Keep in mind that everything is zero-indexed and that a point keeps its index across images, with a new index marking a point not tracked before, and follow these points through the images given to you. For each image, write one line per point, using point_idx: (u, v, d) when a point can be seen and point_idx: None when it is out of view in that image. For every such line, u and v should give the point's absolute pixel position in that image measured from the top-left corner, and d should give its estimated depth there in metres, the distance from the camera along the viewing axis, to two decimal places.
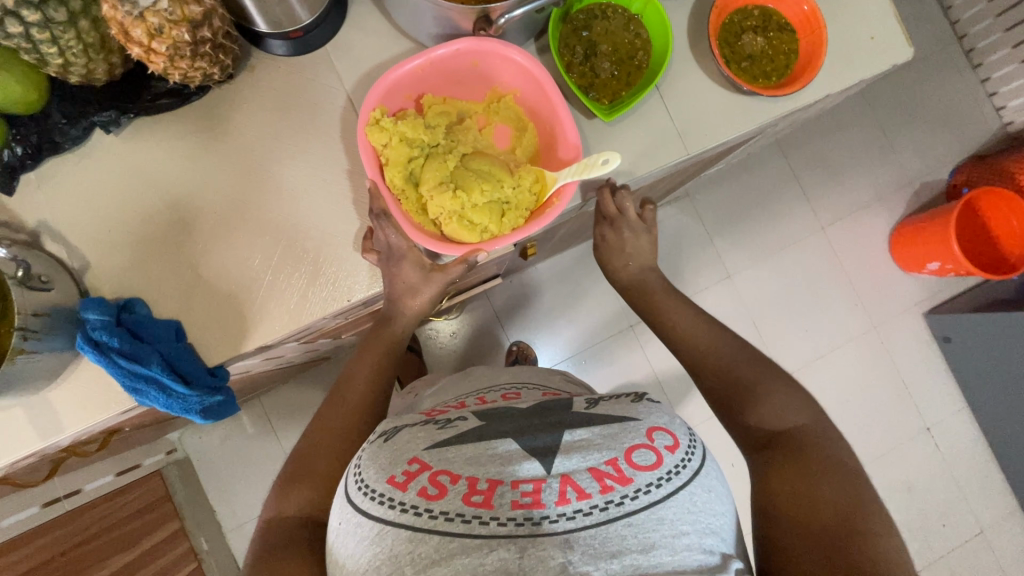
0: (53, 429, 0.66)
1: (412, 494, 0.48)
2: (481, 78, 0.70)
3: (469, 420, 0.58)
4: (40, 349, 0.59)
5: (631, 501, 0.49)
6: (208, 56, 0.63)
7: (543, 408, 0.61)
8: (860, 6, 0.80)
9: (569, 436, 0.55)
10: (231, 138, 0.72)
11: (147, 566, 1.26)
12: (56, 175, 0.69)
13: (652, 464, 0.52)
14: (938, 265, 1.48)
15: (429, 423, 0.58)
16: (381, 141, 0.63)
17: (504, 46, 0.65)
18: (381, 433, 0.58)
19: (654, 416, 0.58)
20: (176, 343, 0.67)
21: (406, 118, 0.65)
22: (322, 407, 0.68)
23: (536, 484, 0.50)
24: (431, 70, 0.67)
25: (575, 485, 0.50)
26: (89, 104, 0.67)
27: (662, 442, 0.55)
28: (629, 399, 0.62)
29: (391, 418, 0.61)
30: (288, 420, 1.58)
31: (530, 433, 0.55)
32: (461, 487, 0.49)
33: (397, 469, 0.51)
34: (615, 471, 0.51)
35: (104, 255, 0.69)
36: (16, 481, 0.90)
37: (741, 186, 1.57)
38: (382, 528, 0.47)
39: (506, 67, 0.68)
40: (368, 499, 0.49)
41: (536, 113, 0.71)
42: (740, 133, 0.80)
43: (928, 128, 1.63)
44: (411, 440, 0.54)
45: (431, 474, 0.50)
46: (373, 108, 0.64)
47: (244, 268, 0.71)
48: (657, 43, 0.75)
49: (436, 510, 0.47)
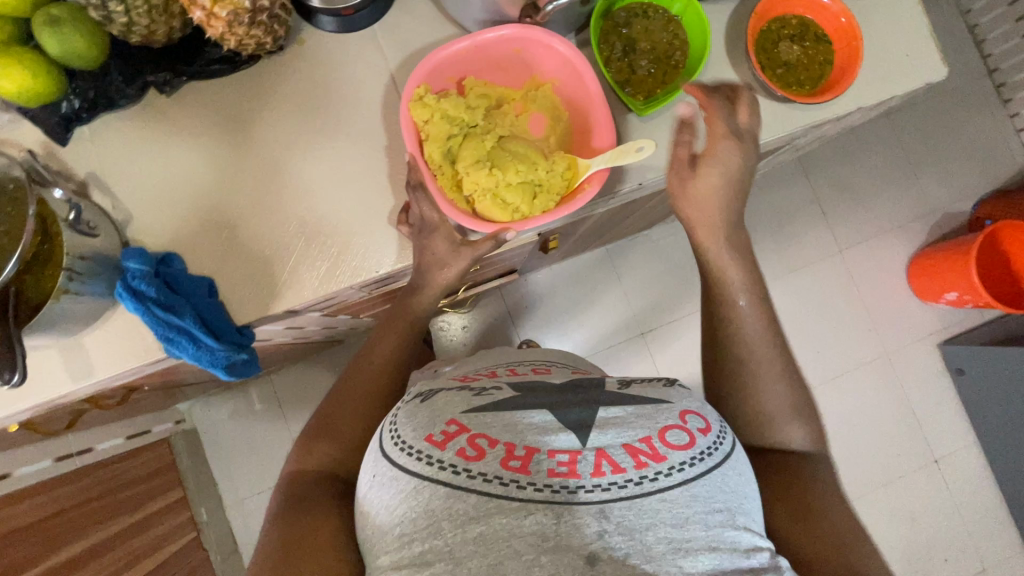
0: (84, 372, 0.69)
1: (450, 454, 0.51)
2: (522, 65, 0.72)
3: (504, 390, 0.61)
4: (83, 291, 0.62)
5: (665, 478, 0.51)
6: (264, 25, 0.66)
7: (573, 385, 0.63)
8: (897, 24, 0.82)
9: (605, 412, 0.57)
10: (276, 107, 0.74)
11: (149, 530, 1.28)
12: (109, 131, 0.72)
13: (685, 444, 0.54)
14: (956, 295, 1.47)
15: (465, 389, 0.61)
16: (423, 117, 0.66)
17: (547, 34, 0.67)
18: (416, 395, 0.61)
19: (687, 400, 0.61)
20: (208, 298, 0.69)
21: (448, 97, 0.68)
22: (350, 365, 0.72)
23: (572, 455, 0.52)
24: (475, 53, 0.69)
25: (610, 458, 0.52)
26: (146, 64, 0.70)
27: (695, 424, 0.57)
28: (661, 384, 0.64)
29: (426, 383, 0.64)
30: (296, 400, 1.60)
31: (565, 407, 0.57)
32: (499, 451, 0.52)
33: (436, 428, 0.54)
34: (650, 449, 0.53)
35: (145, 210, 0.72)
36: (39, 428, 0.93)
37: (761, 202, 1.58)
38: (419, 483, 0.50)
39: (548, 55, 0.70)
40: (406, 455, 0.52)
41: (573, 103, 0.72)
42: (771, 139, 0.81)
43: (953, 159, 1.63)
44: (450, 403, 0.57)
45: (470, 436, 0.53)
46: (417, 85, 0.66)
47: (279, 233, 0.73)
48: (695, 44, 0.77)
49: (473, 470, 0.50)
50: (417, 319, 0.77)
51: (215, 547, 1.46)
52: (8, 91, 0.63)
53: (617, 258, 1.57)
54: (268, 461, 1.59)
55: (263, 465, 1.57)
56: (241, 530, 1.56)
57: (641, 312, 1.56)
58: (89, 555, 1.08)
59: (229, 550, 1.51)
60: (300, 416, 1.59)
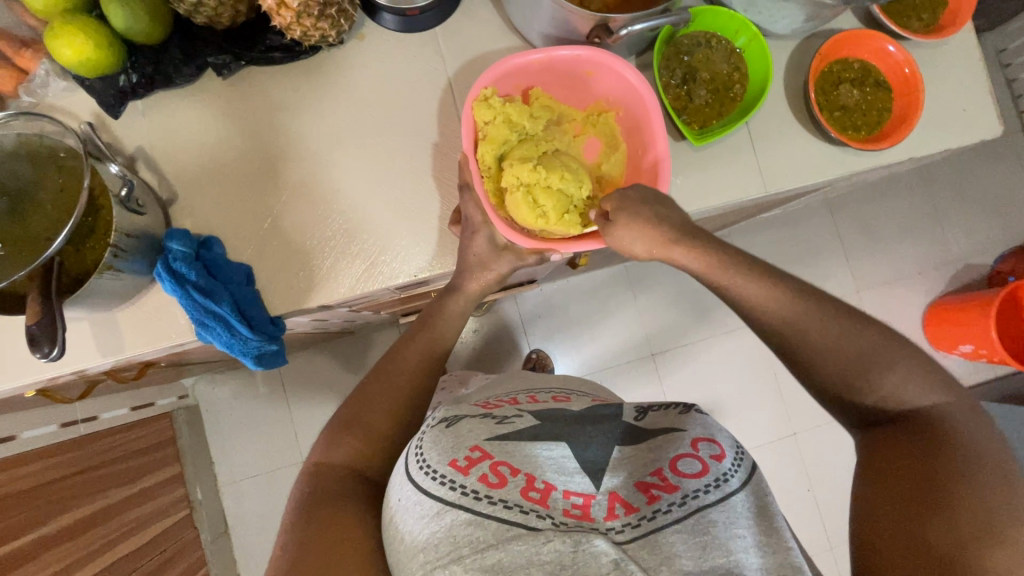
0: (114, 349, 0.69)
1: (473, 479, 0.50)
2: (590, 88, 0.72)
3: (524, 419, 0.59)
4: (124, 268, 0.61)
5: (679, 508, 0.49)
6: (331, 18, 0.65)
7: (591, 415, 0.61)
8: (956, 76, 0.81)
9: (620, 450, 0.56)
10: (329, 99, 0.74)
11: (142, 505, 1.26)
12: (160, 106, 0.72)
13: (699, 472, 0.52)
14: (970, 348, 1.46)
15: (487, 416, 0.59)
16: (485, 118, 0.65)
17: (620, 62, 0.66)
18: (442, 419, 0.59)
19: (705, 427, 0.58)
20: (246, 286, 0.69)
21: (514, 105, 0.67)
22: (375, 371, 0.70)
23: (586, 500, 0.51)
24: (547, 66, 0.68)
25: (622, 500, 0.50)
26: (206, 45, 0.70)
27: (709, 451, 0.54)
28: (678, 408, 0.62)
29: (451, 407, 0.62)
30: (300, 388, 1.55)
31: (582, 439, 0.56)
32: (519, 480, 0.50)
33: (459, 453, 0.52)
34: (661, 481, 0.51)
35: (190, 191, 0.72)
36: (54, 394, 0.91)
37: (785, 236, 1.57)
38: (441, 508, 0.48)
39: (619, 83, 0.69)
40: (429, 478, 0.50)
41: (632, 135, 0.72)
42: (820, 180, 0.80)
43: (984, 209, 1.60)
44: (472, 430, 0.56)
45: (492, 463, 0.51)
46: (485, 87, 0.65)
47: (321, 229, 0.72)
48: (755, 79, 0.76)
49: (495, 497, 0.49)
50: (447, 325, 0.76)
51: (206, 528, 1.44)
52: (69, 60, 0.63)
53: (636, 277, 1.55)
54: (264, 445, 1.55)
55: (259, 448, 1.54)
56: (232, 513, 1.53)
57: (655, 333, 1.54)
58: (76, 529, 1.05)
59: (219, 532, 1.48)
60: (303, 402, 1.56)
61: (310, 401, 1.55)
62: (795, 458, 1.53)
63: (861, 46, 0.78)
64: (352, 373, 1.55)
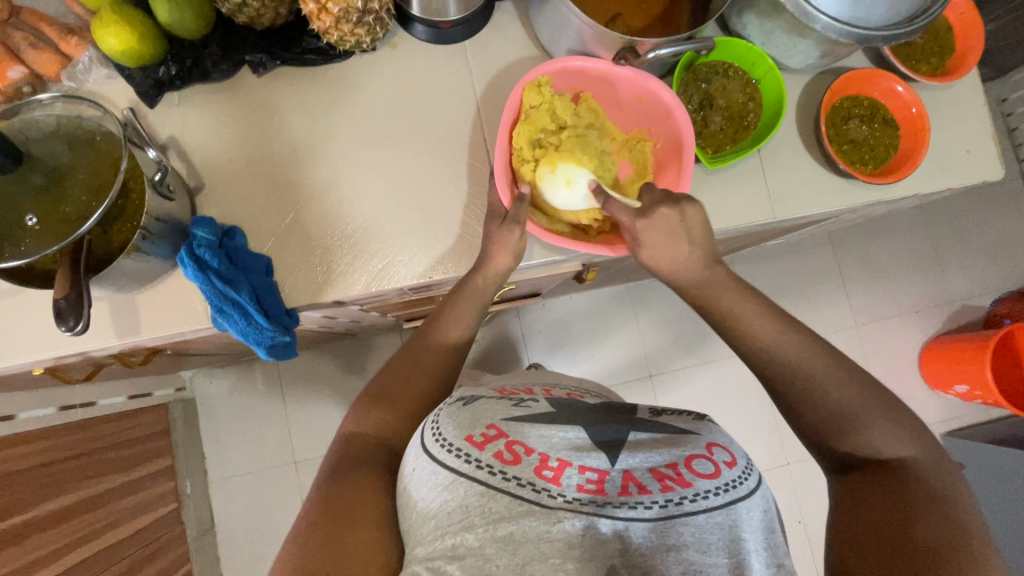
0: (129, 330, 0.70)
1: (489, 455, 0.51)
2: (639, 114, 0.76)
3: (540, 405, 0.59)
4: (150, 251, 0.63)
5: (691, 504, 0.49)
6: (368, 25, 0.68)
7: (604, 407, 0.61)
8: (960, 120, 0.84)
9: (634, 435, 0.56)
10: (358, 100, 0.76)
11: (129, 495, 1.25)
12: (195, 97, 0.74)
13: (711, 474, 0.51)
14: (965, 389, 1.46)
15: (504, 398, 0.59)
16: (532, 102, 0.69)
17: (659, 86, 0.70)
18: (459, 398, 0.59)
19: (715, 433, 0.57)
20: (266, 278, 0.71)
21: (563, 100, 0.71)
22: (392, 365, 0.69)
23: (601, 474, 0.51)
24: (603, 78, 0.72)
25: (637, 481, 0.51)
26: (246, 44, 0.73)
27: (721, 457, 0.53)
28: (690, 414, 0.61)
29: (466, 386, 0.62)
30: (294, 389, 1.56)
31: (596, 424, 0.56)
32: (533, 459, 0.51)
33: (475, 430, 0.53)
34: (676, 474, 0.51)
35: (219, 182, 0.74)
36: (59, 375, 0.92)
37: (786, 266, 1.59)
38: (455, 479, 0.50)
39: (664, 117, 0.73)
40: (445, 450, 0.51)
41: (661, 169, 0.75)
42: (827, 211, 0.82)
43: (980, 253, 1.63)
44: (489, 409, 0.56)
45: (507, 441, 0.52)
46: (542, 74, 0.70)
47: (342, 224, 0.74)
48: (769, 109, 0.79)
49: (509, 473, 0.50)
50: None
51: (190, 524, 1.42)
52: (113, 49, 0.65)
53: (637, 298, 1.57)
54: (254, 444, 1.54)
55: (249, 447, 1.53)
56: (217, 511, 1.51)
57: (652, 353, 1.55)
58: (65, 514, 1.05)
59: (203, 530, 1.46)
60: (300, 401, 1.55)
61: (304, 403, 1.55)
62: (788, 489, 1.51)
63: (870, 84, 0.82)
64: (350, 376, 1.55)
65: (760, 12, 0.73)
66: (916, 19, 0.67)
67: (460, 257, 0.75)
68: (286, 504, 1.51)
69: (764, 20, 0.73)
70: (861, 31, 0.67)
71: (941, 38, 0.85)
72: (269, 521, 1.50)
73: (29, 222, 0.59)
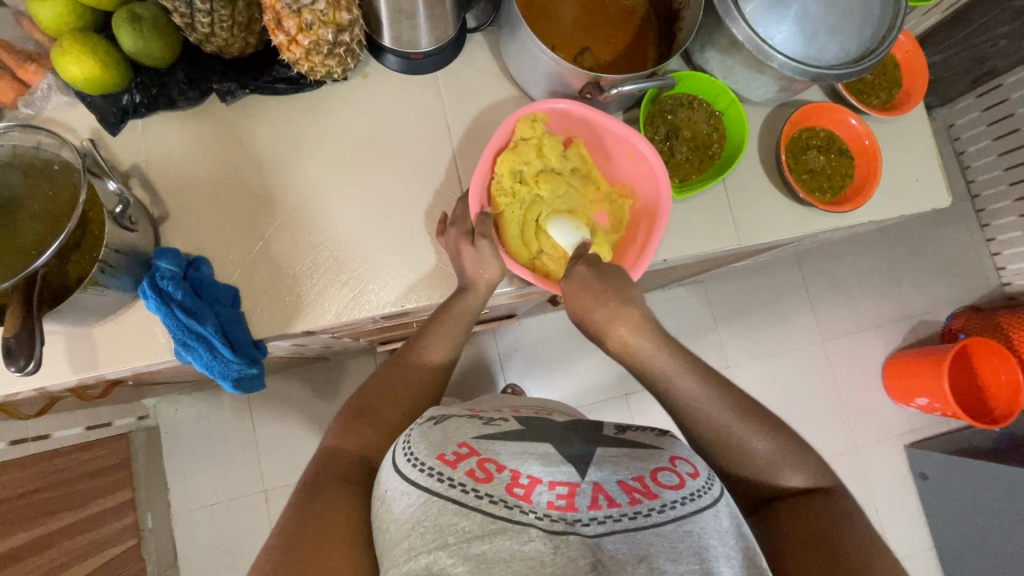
0: (85, 365, 0.68)
1: (461, 473, 0.50)
2: (625, 171, 0.77)
3: (510, 422, 0.59)
4: (109, 284, 0.61)
5: (658, 515, 0.49)
6: (339, 56, 0.68)
7: (568, 423, 0.61)
8: (909, 150, 0.89)
9: (602, 450, 0.56)
10: (330, 129, 0.76)
11: (87, 532, 1.18)
12: (160, 125, 0.73)
13: (676, 485, 0.52)
14: (925, 401, 1.51)
15: (476, 417, 0.59)
16: (521, 133, 0.71)
17: (649, 146, 0.71)
18: (430, 417, 0.59)
19: (677, 447, 0.58)
20: (231, 308, 0.69)
21: (554, 142, 0.73)
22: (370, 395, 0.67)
23: (571, 488, 0.51)
24: (595, 125, 0.74)
25: (606, 494, 0.51)
26: (214, 73, 0.72)
27: (685, 468, 0.54)
28: (653, 430, 0.61)
29: (439, 406, 0.62)
30: (265, 414, 1.51)
31: (564, 440, 0.56)
32: (505, 477, 0.51)
33: (448, 448, 0.53)
34: (642, 487, 0.51)
35: (182, 209, 0.73)
36: (12, 408, 0.88)
37: (755, 284, 1.64)
38: (429, 498, 0.49)
39: (648, 178, 0.75)
40: (417, 470, 0.51)
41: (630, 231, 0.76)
42: (787, 237, 0.86)
43: (933, 271, 1.71)
44: (459, 428, 0.56)
45: (479, 459, 0.52)
46: (539, 110, 0.72)
47: (311, 253, 0.73)
48: (731, 140, 0.82)
49: (481, 491, 0.49)
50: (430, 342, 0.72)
51: (151, 560, 1.35)
52: (74, 76, 0.64)
53: None
54: (222, 472, 1.48)
55: (217, 476, 1.48)
56: (180, 546, 1.45)
57: (627, 371, 1.56)
58: (18, 554, 0.99)
59: (166, 565, 1.40)
60: (269, 427, 1.51)
61: (274, 429, 1.50)
62: None
63: (826, 117, 0.86)
64: (322, 401, 1.52)
65: (721, 48, 0.76)
66: (864, 59, 0.71)
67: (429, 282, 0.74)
68: (255, 534, 1.46)
69: (725, 56, 0.76)
70: (816, 70, 0.70)
71: (890, 74, 0.90)
72: (237, 555, 1.44)
73: None
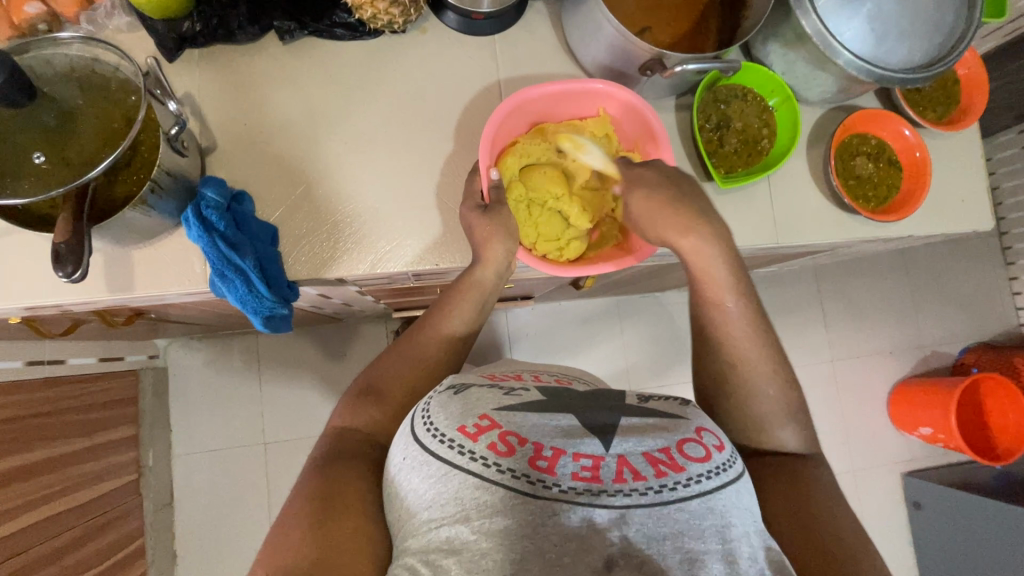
0: (121, 285, 0.69)
1: (482, 446, 0.50)
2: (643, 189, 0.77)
3: (531, 393, 0.59)
4: (154, 207, 0.61)
5: (683, 489, 0.49)
6: (404, 6, 0.67)
7: (591, 393, 0.61)
8: (958, 170, 0.88)
9: (626, 420, 0.55)
10: (382, 78, 0.76)
11: (91, 461, 1.20)
12: (214, 57, 0.73)
13: (702, 457, 0.52)
14: (930, 432, 1.49)
15: (495, 387, 0.59)
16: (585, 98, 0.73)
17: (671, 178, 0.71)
18: (449, 386, 0.59)
19: (701, 418, 0.58)
20: (270, 247, 0.70)
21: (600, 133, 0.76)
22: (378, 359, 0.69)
23: (595, 461, 0.50)
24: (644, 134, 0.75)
25: (631, 466, 0.50)
26: (275, 10, 0.72)
27: (711, 440, 0.54)
28: (675, 400, 0.60)
29: (457, 374, 0.62)
30: (272, 369, 1.52)
31: (587, 411, 0.56)
32: (528, 449, 0.50)
33: (469, 420, 0.52)
34: (668, 459, 0.51)
35: (231, 142, 0.73)
36: (36, 326, 0.89)
37: (772, 295, 1.62)
38: (449, 470, 0.49)
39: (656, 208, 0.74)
40: (437, 441, 0.51)
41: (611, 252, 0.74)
42: (823, 242, 0.85)
43: (953, 304, 1.69)
44: (481, 398, 0.55)
45: (501, 432, 0.51)
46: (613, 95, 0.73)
47: (352, 201, 0.73)
48: (781, 137, 0.81)
49: (503, 465, 0.49)
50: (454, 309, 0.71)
51: (147, 498, 1.37)
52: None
53: (626, 312, 1.58)
54: (223, 421, 1.49)
55: (218, 423, 1.49)
56: (175, 488, 1.46)
57: (634, 367, 1.55)
58: (25, 472, 1.01)
59: (161, 504, 1.42)
60: (275, 381, 1.52)
61: (278, 385, 1.51)
62: None
63: (880, 124, 0.85)
64: (330, 362, 1.52)
65: (786, 41, 0.75)
66: (931, 66, 0.70)
67: (446, 245, 0.74)
68: (250, 485, 1.47)
69: (788, 50, 0.75)
70: (881, 72, 0.69)
71: (949, 90, 0.89)
72: (230, 503, 1.46)
73: (35, 160, 0.57)
